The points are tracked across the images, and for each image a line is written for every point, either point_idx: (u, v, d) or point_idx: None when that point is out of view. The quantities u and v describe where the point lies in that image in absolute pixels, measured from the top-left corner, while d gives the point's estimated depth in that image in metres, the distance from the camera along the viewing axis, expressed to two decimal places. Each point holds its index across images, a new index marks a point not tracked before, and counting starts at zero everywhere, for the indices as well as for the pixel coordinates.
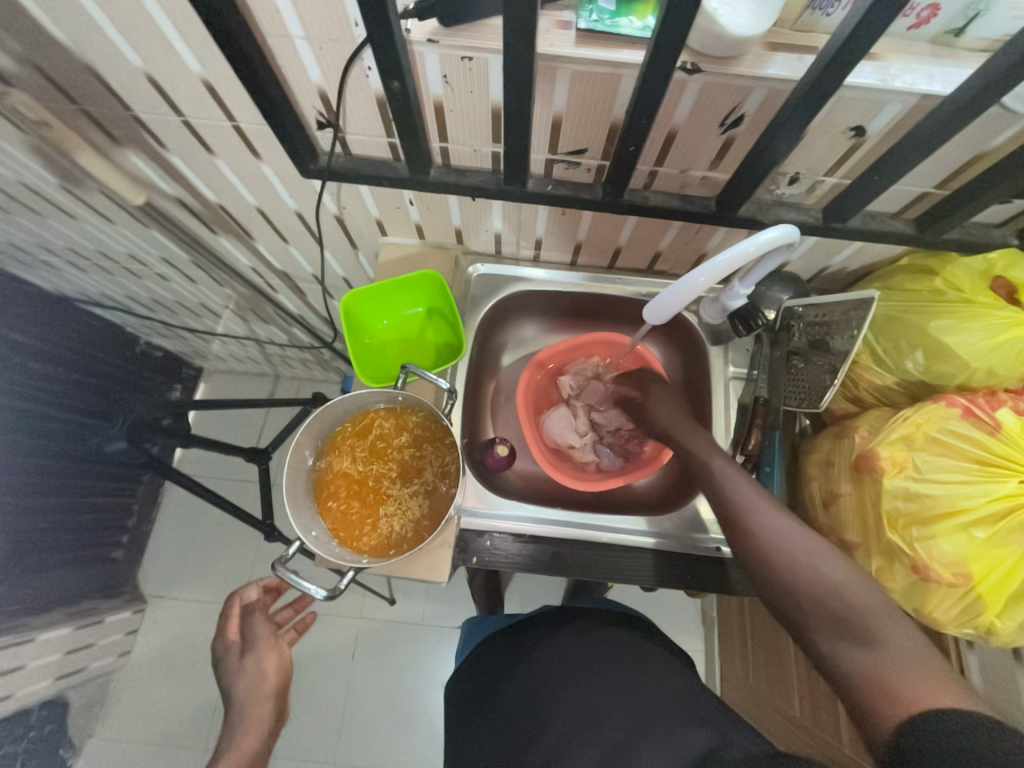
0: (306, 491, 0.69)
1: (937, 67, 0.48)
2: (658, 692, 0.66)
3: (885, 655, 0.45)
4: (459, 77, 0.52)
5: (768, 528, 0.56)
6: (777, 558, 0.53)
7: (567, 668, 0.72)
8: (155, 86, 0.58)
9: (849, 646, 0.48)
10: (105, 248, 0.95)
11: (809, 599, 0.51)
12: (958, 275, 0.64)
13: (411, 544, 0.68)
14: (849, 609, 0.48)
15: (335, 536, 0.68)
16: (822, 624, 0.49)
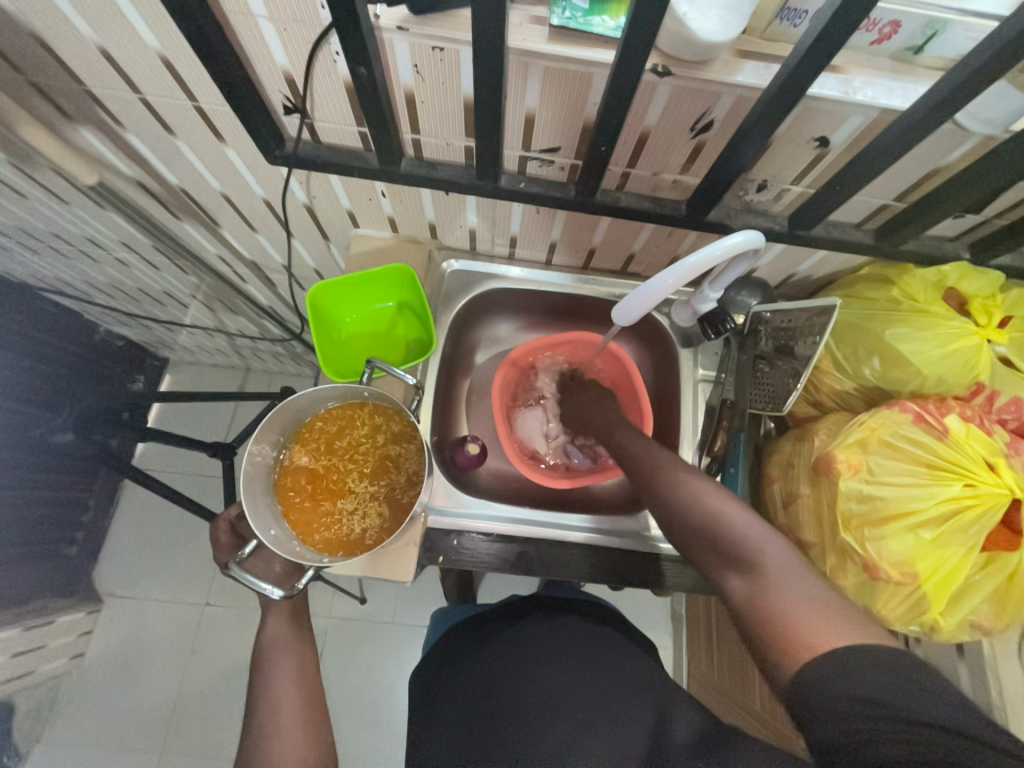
0: (265, 488, 0.66)
1: (895, 83, 0.49)
2: (615, 675, 0.67)
3: (765, 582, 0.49)
4: (430, 67, 0.51)
5: (668, 483, 0.60)
6: (672, 509, 0.58)
7: (530, 652, 0.72)
8: (109, 61, 0.55)
9: (741, 585, 0.51)
10: (58, 230, 0.90)
11: (707, 545, 0.54)
12: (913, 286, 0.67)
13: (374, 543, 0.66)
14: (729, 539, 0.52)
15: (295, 534, 0.66)
16: (717, 561, 0.53)
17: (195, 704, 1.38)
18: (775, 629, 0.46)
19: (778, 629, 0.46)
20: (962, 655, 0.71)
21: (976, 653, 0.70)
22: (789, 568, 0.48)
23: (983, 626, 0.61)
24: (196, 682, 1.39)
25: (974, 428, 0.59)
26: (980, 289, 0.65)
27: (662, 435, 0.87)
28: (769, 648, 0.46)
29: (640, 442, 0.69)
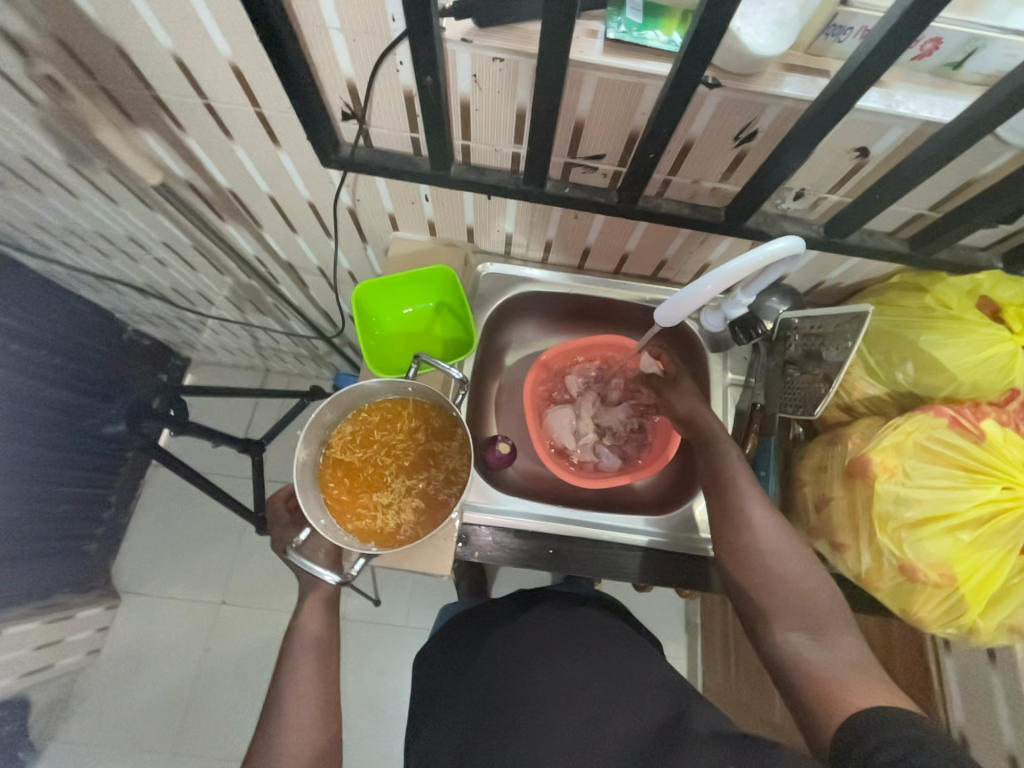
0: (313, 480, 0.68)
1: (936, 97, 0.51)
2: (631, 674, 0.64)
3: (832, 652, 0.52)
4: (488, 77, 0.54)
5: (765, 529, 0.61)
6: (762, 549, 0.60)
7: (538, 647, 0.70)
8: (181, 68, 0.58)
9: (808, 647, 0.54)
10: (104, 229, 0.93)
11: (789, 603, 0.57)
12: (946, 294, 0.68)
13: (413, 536, 0.68)
14: (813, 606, 0.56)
15: (343, 525, 0.68)
16: (786, 612, 0.56)
17: (208, 703, 1.38)
18: (824, 692, 0.50)
19: (827, 693, 0.49)
20: (995, 662, 0.72)
21: (1007, 659, 0.70)
22: (849, 649, 0.53)
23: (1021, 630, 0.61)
24: (209, 680, 1.40)
25: (1011, 434, 0.60)
26: (1014, 297, 0.66)
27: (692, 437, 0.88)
28: (809, 704, 0.50)
29: (732, 456, 0.68)
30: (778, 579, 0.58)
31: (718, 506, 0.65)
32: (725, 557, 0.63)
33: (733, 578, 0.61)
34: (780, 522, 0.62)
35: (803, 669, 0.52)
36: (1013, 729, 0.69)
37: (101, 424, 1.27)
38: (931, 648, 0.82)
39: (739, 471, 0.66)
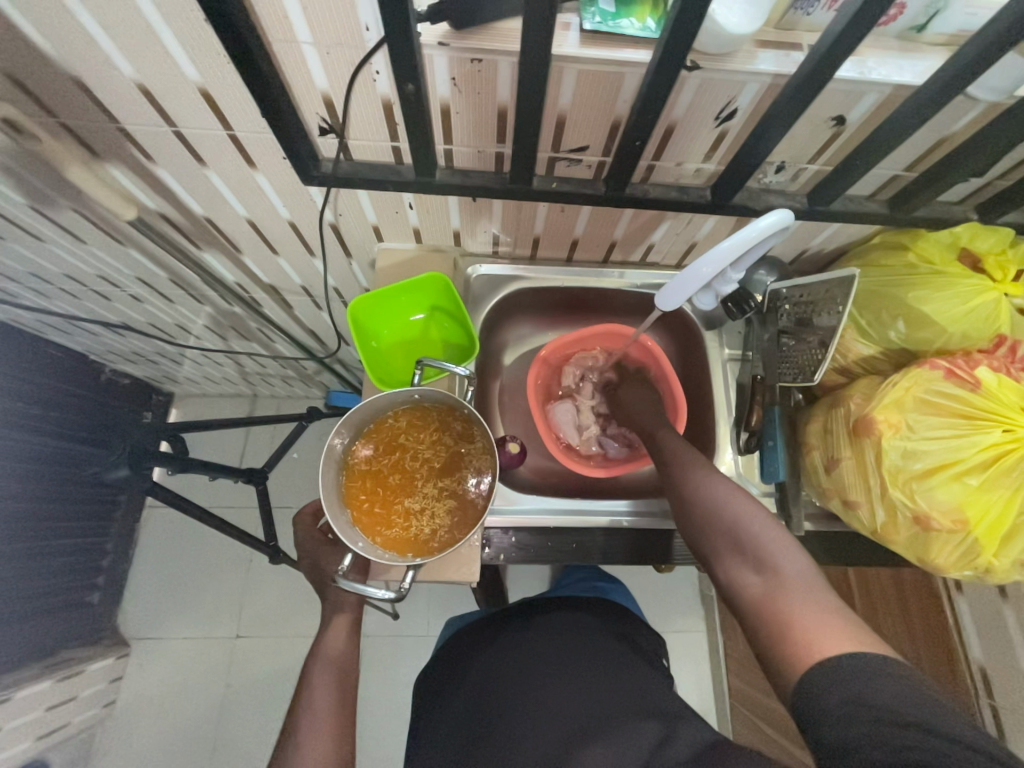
0: (340, 503, 0.67)
1: (906, 61, 0.52)
2: (621, 692, 0.68)
3: (778, 579, 0.53)
4: (467, 79, 0.53)
5: (700, 479, 0.65)
6: (699, 502, 0.63)
7: (530, 666, 0.73)
8: (146, 96, 0.56)
9: (753, 581, 0.55)
10: (73, 270, 0.89)
11: (730, 541, 0.58)
12: (929, 248, 0.70)
13: (446, 542, 0.67)
14: (748, 538, 0.57)
15: (380, 543, 0.67)
16: (730, 554, 0.58)
17: (235, 739, 1.36)
18: (779, 625, 0.50)
19: (782, 626, 0.49)
20: (1007, 598, 0.75)
21: (1019, 591, 0.74)
22: (803, 574, 0.52)
23: None
24: (233, 717, 1.37)
25: (1005, 378, 0.62)
26: (992, 246, 0.69)
27: (697, 415, 0.89)
28: (770, 647, 0.50)
29: (665, 433, 0.75)
30: (717, 524, 0.60)
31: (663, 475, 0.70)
32: (678, 516, 0.66)
33: (687, 534, 0.64)
34: (717, 473, 0.65)
35: (758, 603, 0.53)
36: None
37: (103, 470, 1.28)
38: (943, 591, 0.85)
39: (671, 441, 0.73)
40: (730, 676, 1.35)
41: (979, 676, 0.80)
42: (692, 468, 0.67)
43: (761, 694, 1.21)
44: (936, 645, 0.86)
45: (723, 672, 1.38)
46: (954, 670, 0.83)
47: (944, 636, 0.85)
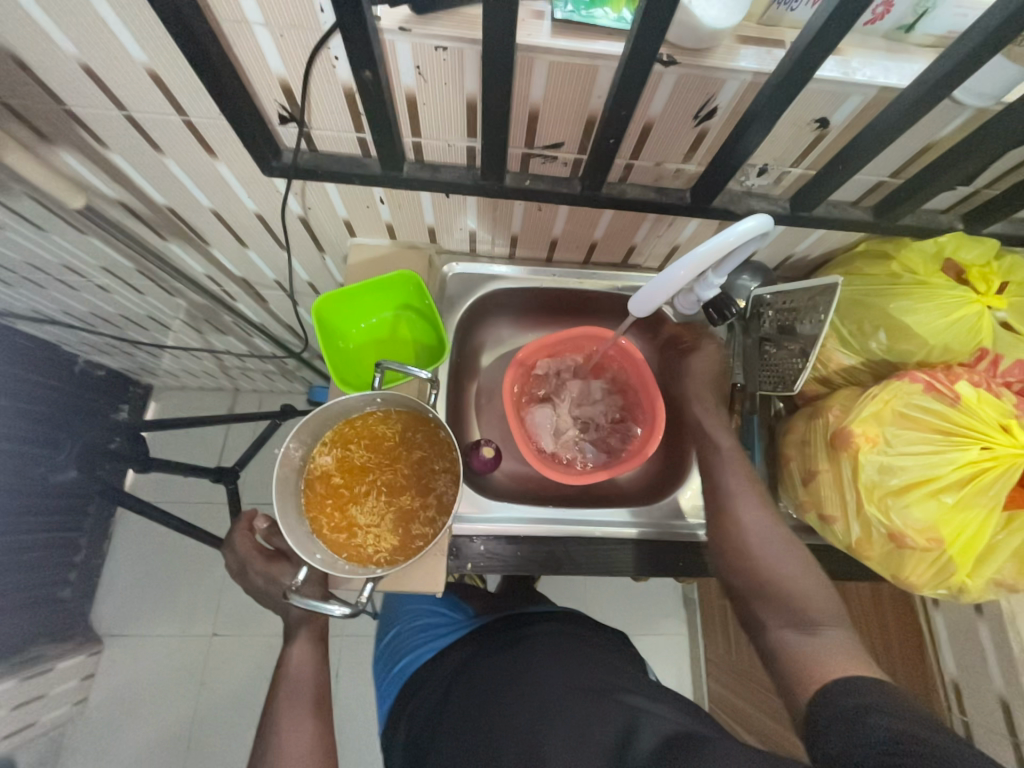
0: (298, 514, 0.65)
1: (891, 62, 0.50)
2: (578, 687, 0.63)
3: (818, 644, 0.54)
4: (432, 68, 0.50)
5: (752, 525, 0.64)
6: (748, 547, 0.62)
7: (494, 682, 0.67)
8: (93, 78, 0.53)
9: (794, 639, 0.56)
10: (35, 260, 0.85)
11: (777, 601, 0.59)
12: (913, 258, 0.68)
13: (390, 559, 0.65)
14: (799, 600, 0.58)
15: (339, 554, 0.65)
16: (774, 608, 0.59)
17: (209, 739, 1.33)
18: (802, 668, 0.54)
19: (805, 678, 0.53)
20: (981, 614, 0.74)
21: (994, 610, 0.72)
22: (837, 642, 0.55)
23: (1008, 584, 0.63)
24: (208, 716, 1.35)
25: (984, 393, 0.61)
26: (977, 257, 0.68)
27: (674, 424, 0.88)
28: (791, 684, 0.54)
29: (730, 458, 0.70)
30: (771, 575, 0.60)
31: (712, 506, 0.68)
32: (718, 549, 0.66)
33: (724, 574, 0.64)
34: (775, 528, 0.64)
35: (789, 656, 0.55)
36: (1002, 672, 0.72)
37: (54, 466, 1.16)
38: (920, 606, 0.83)
39: (728, 472, 0.69)
40: (710, 680, 1.34)
41: (951, 693, 0.79)
42: (742, 507, 0.65)
43: (740, 700, 1.20)
44: (911, 659, 0.84)
45: (703, 676, 1.38)
46: (927, 682, 0.82)
47: (919, 648, 0.84)
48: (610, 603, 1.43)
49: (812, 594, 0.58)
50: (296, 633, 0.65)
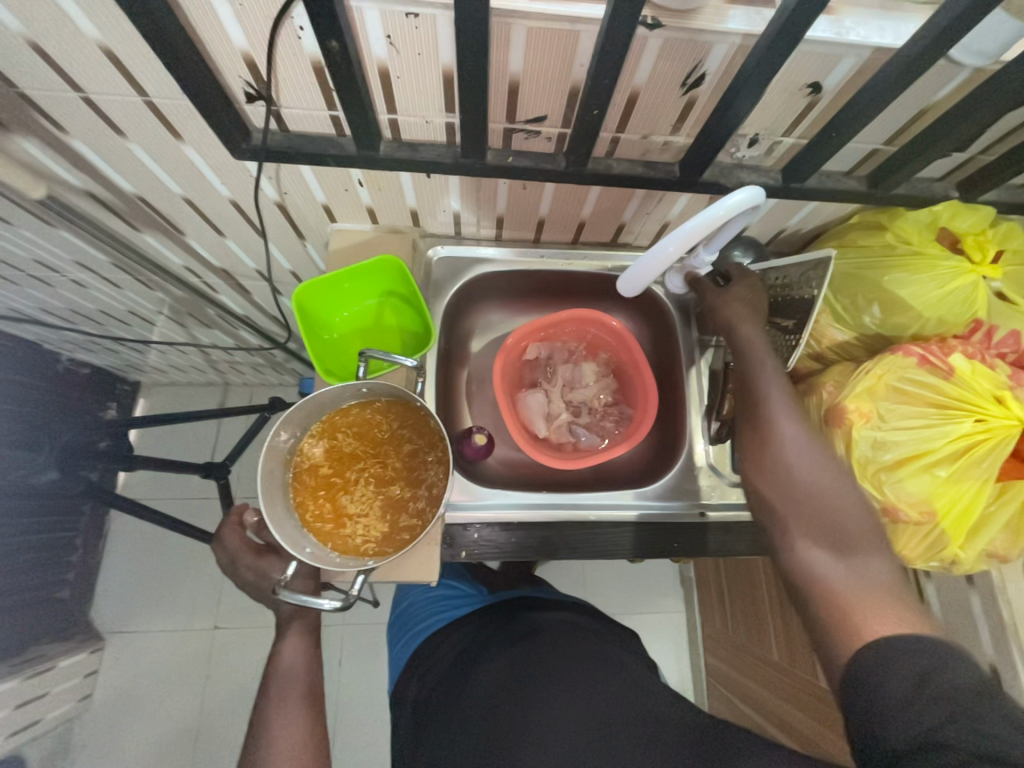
0: (287, 508, 0.64)
1: (885, 20, 0.48)
2: (604, 693, 0.62)
3: (860, 573, 0.52)
4: (404, 37, 0.48)
5: (792, 449, 0.59)
6: (796, 465, 0.58)
7: (514, 679, 0.66)
8: (44, 57, 0.50)
9: (832, 568, 0.53)
10: (4, 255, 0.82)
11: (818, 526, 0.55)
12: (906, 228, 0.67)
13: (381, 551, 0.65)
14: (841, 527, 0.54)
15: (330, 547, 0.64)
16: (815, 533, 0.55)
17: (216, 730, 1.35)
18: (843, 605, 0.50)
19: (845, 607, 0.50)
20: (973, 584, 0.75)
21: (985, 581, 0.73)
22: (877, 572, 0.52)
23: (1000, 554, 0.63)
24: (214, 707, 1.36)
25: (979, 365, 0.60)
26: (972, 225, 0.66)
27: (668, 404, 0.87)
28: (828, 627, 0.50)
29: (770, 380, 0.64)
30: (818, 499, 0.56)
31: (751, 426, 0.63)
32: (755, 469, 0.61)
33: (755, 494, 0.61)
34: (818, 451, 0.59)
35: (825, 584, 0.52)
36: (992, 639, 0.73)
37: None
38: (912, 577, 0.84)
39: (773, 392, 0.63)
40: (706, 655, 1.37)
41: None
42: (782, 429, 0.60)
43: (737, 673, 1.23)
44: None
45: (700, 651, 1.40)
46: None
47: None
48: (608, 583, 1.44)
49: (854, 523, 0.55)
50: (288, 627, 0.64)
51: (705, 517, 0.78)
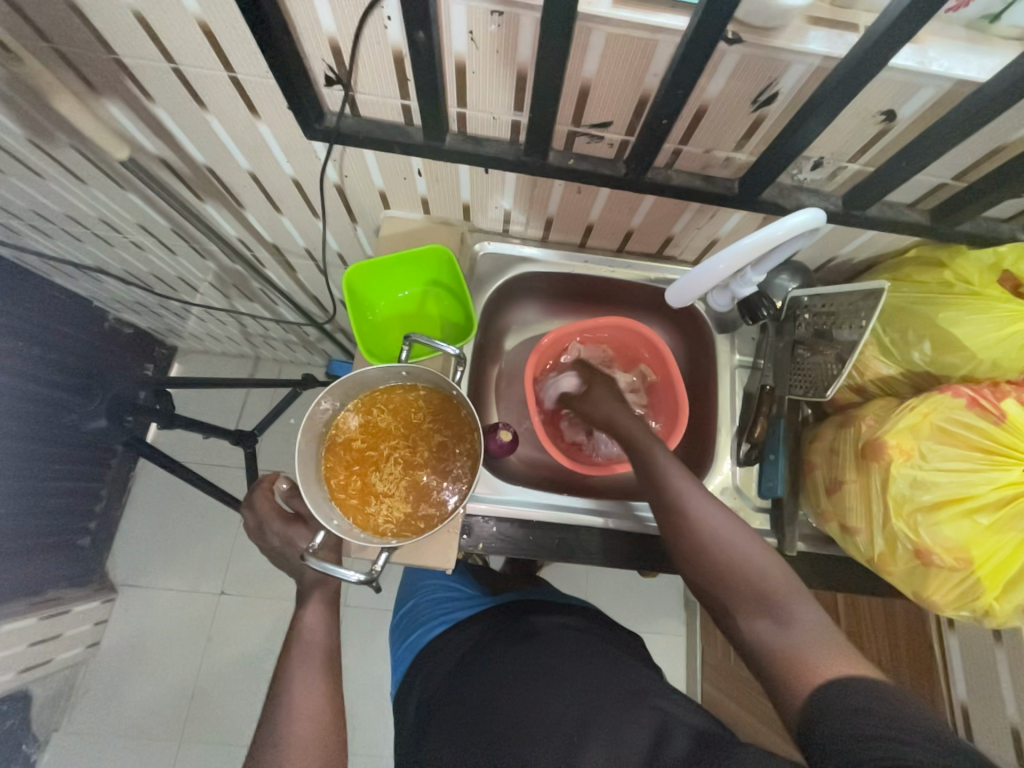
0: (318, 480, 0.65)
1: (973, 53, 0.47)
2: (601, 688, 0.63)
3: (796, 631, 0.51)
4: (486, 34, 0.49)
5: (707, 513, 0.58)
6: (711, 539, 0.57)
7: (517, 674, 0.67)
8: (145, 28, 0.53)
9: (768, 631, 0.52)
10: (75, 212, 0.87)
11: (743, 593, 0.54)
12: (966, 269, 0.65)
13: (402, 532, 0.66)
14: (762, 586, 0.53)
15: (354, 521, 0.65)
16: (742, 601, 0.54)
17: (212, 692, 1.38)
18: (788, 663, 0.50)
19: (793, 671, 0.49)
20: (1001, 641, 0.72)
21: (1015, 639, 0.70)
22: (812, 621, 0.51)
23: None
24: (214, 669, 1.39)
25: None
26: None
27: (698, 422, 0.86)
28: (780, 684, 0.49)
29: (669, 469, 0.62)
30: (734, 561, 0.55)
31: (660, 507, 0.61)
32: (679, 553, 0.59)
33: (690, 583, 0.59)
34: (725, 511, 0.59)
35: (771, 655, 0.51)
36: (1017, 701, 0.70)
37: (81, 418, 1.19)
38: (934, 626, 0.82)
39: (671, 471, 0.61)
40: (704, 683, 1.34)
41: (959, 716, 0.77)
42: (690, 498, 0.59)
43: (735, 706, 1.20)
44: (919, 679, 0.83)
45: (698, 678, 1.37)
46: (936, 704, 0.81)
47: (931, 669, 0.82)
48: (611, 598, 1.43)
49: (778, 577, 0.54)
50: (305, 595, 0.66)
51: None
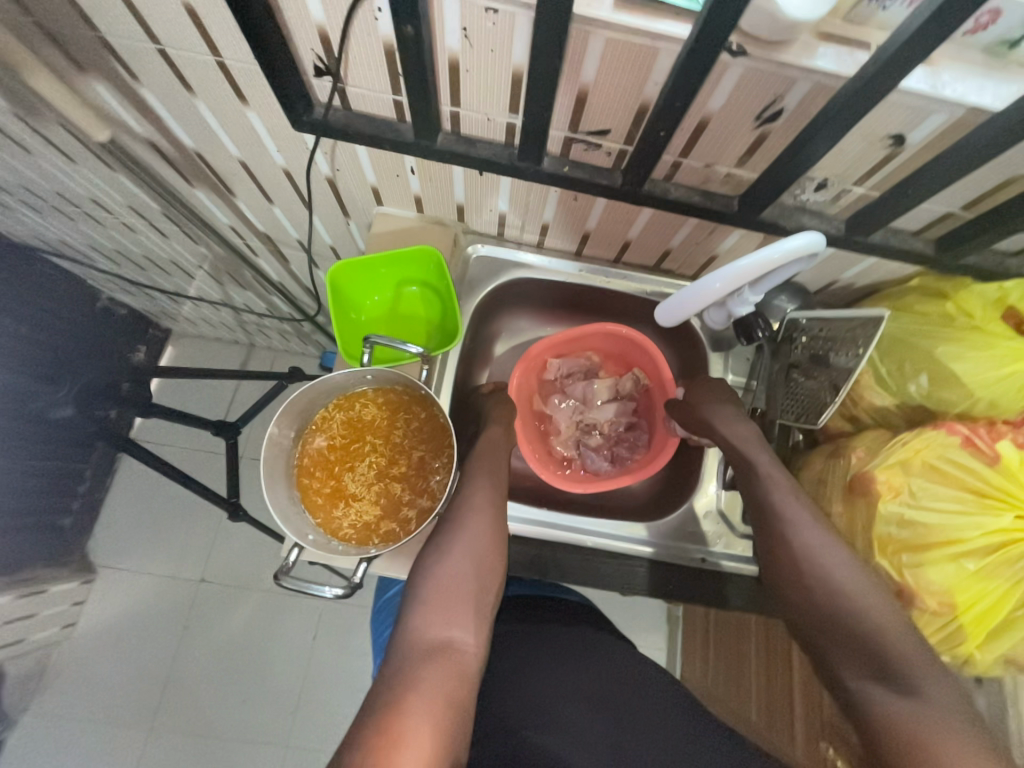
0: (286, 475, 0.64)
1: (987, 80, 0.45)
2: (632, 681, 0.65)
3: (921, 704, 0.47)
4: (480, 32, 0.47)
5: (815, 542, 0.56)
6: (833, 575, 0.54)
7: (562, 656, 0.67)
8: (128, 5, 0.51)
9: (888, 699, 0.48)
10: (63, 190, 0.84)
11: (857, 647, 0.51)
12: (970, 302, 0.63)
13: (365, 537, 0.65)
14: (883, 646, 0.50)
15: (319, 521, 0.65)
16: (855, 657, 0.51)
17: (186, 679, 1.36)
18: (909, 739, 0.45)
19: (914, 754, 0.44)
20: None
21: None
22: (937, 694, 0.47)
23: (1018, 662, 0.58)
24: (189, 657, 1.37)
25: None
26: None
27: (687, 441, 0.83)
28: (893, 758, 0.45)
29: (789, 504, 0.60)
30: (851, 600, 0.53)
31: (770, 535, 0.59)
32: (791, 589, 0.56)
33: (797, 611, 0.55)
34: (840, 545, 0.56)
35: (882, 726, 0.47)
36: None
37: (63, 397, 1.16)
38: None
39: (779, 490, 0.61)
40: None
41: None
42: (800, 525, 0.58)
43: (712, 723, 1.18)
44: None
45: None
46: None
47: None
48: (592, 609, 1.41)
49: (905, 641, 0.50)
50: None
51: (705, 564, 0.75)
